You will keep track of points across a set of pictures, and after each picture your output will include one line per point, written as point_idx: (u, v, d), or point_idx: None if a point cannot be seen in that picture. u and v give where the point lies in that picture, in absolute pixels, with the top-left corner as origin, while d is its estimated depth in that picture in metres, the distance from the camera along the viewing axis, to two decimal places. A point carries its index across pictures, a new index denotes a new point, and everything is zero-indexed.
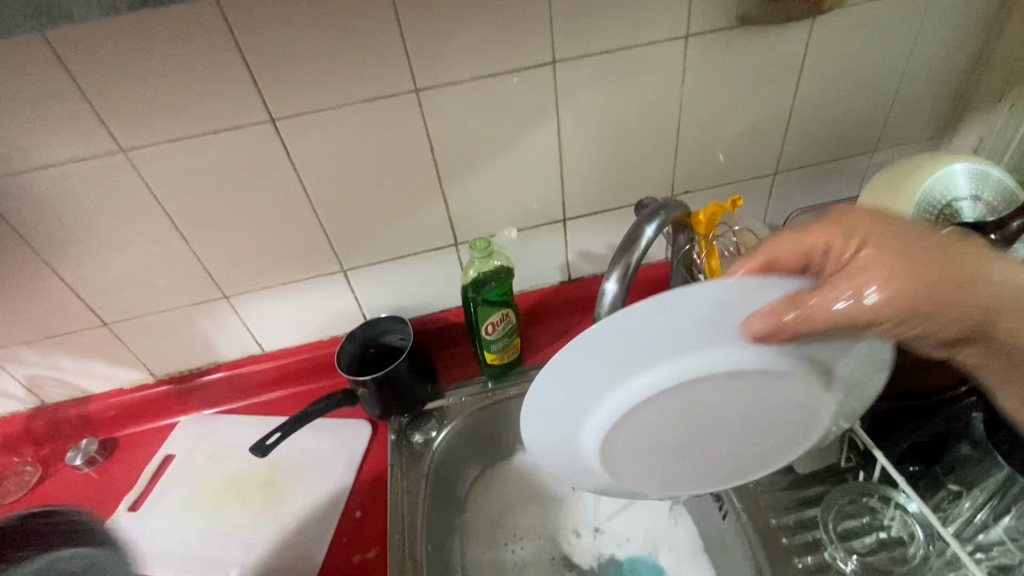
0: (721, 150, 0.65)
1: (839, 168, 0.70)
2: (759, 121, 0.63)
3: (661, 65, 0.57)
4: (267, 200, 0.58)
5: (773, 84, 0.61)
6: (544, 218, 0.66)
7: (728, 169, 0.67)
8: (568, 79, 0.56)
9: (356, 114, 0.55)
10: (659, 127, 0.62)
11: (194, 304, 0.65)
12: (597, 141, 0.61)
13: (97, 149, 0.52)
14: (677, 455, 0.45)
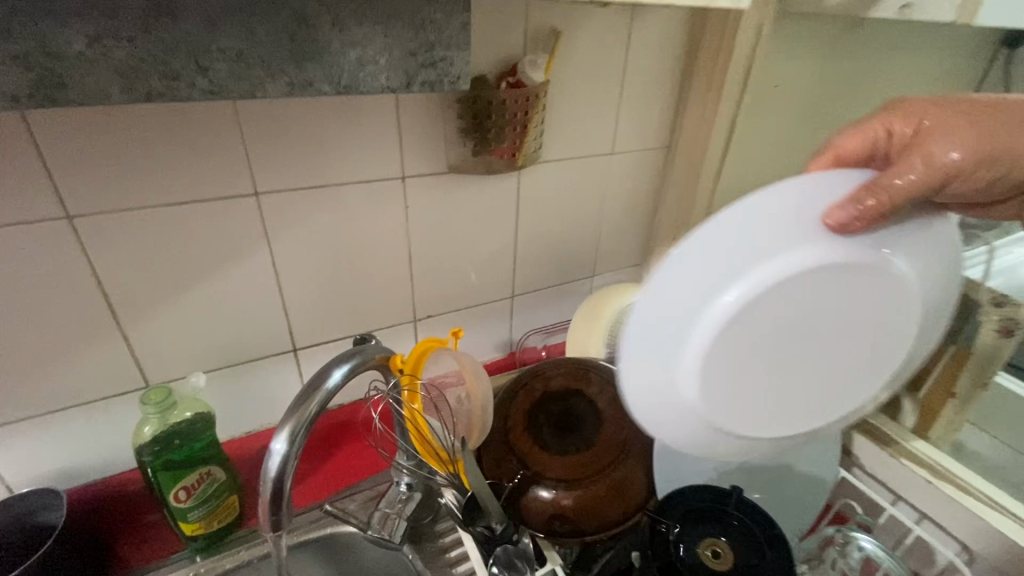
0: (502, 270, 0.89)
1: (572, 289, 0.99)
2: (532, 249, 0.89)
3: (451, 197, 0.77)
4: (178, 270, 0.64)
5: (528, 225, 0.87)
6: (343, 291, 0.76)
7: (507, 286, 0.91)
8: (409, 199, 0.74)
9: (269, 204, 0.66)
10: (457, 247, 0.82)
11: (91, 374, 0.65)
12: (439, 255, 0.81)
13: (3, 221, 0.55)
14: (766, 374, 0.45)
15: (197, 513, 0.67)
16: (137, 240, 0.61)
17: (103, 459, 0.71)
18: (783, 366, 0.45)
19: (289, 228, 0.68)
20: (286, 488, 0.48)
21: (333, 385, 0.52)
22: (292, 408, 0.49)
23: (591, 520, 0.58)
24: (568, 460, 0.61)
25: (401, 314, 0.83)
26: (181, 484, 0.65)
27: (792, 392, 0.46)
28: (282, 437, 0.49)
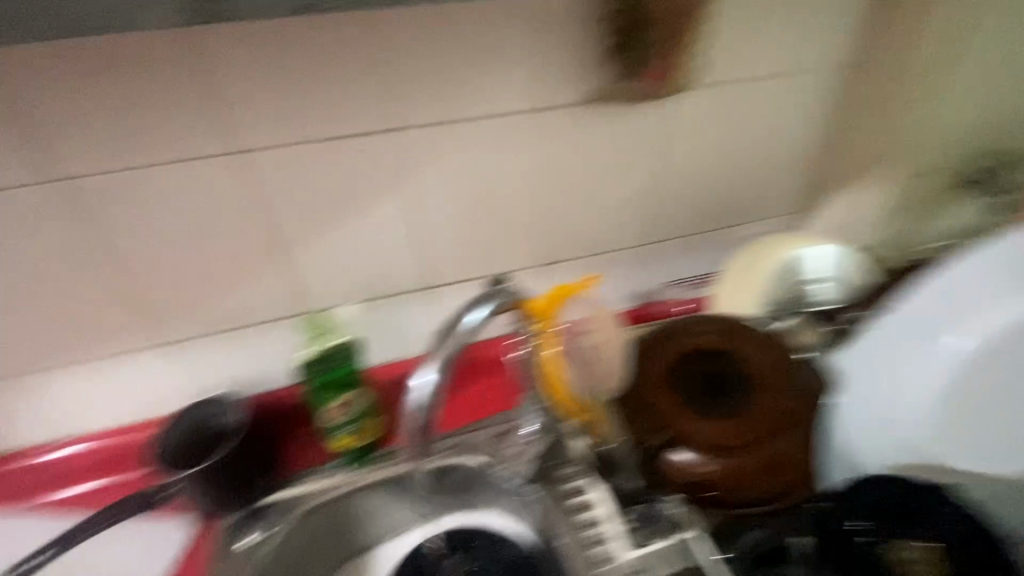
0: (643, 215, 0.80)
1: (722, 240, 0.87)
2: (677, 190, 0.80)
3: (590, 130, 0.71)
4: (326, 203, 0.67)
5: (674, 162, 0.77)
6: (475, 233, 0.75)
7: (647, 233, 0.82)
8: (546, 133, 0.70)
9: (409, 138, 0.65)
10: (594, 187, 0.76)
11: (257, 301, 0.72)
12: (576, 195, 0.76)
13: (183, 154, 0.60)
14: (959, 386, 0.64)
15: (347, 430, 0.74)
16: (293, 172, 0.64)
17: (266, 376, 0.79)
18: (977, 384, 0.63)
19: (427, 162, 0.68)
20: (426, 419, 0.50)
21: (470, 327, 0.51)
22: (432, 346, 0.51)
23: (737, 491, 0.54)
24: (716, 426, 0.55)
25: (532, 259, 0.79)
26: (333, 403, 0.71)
27: (989, 408, 0.62)
28: (423, 372, 0.51)
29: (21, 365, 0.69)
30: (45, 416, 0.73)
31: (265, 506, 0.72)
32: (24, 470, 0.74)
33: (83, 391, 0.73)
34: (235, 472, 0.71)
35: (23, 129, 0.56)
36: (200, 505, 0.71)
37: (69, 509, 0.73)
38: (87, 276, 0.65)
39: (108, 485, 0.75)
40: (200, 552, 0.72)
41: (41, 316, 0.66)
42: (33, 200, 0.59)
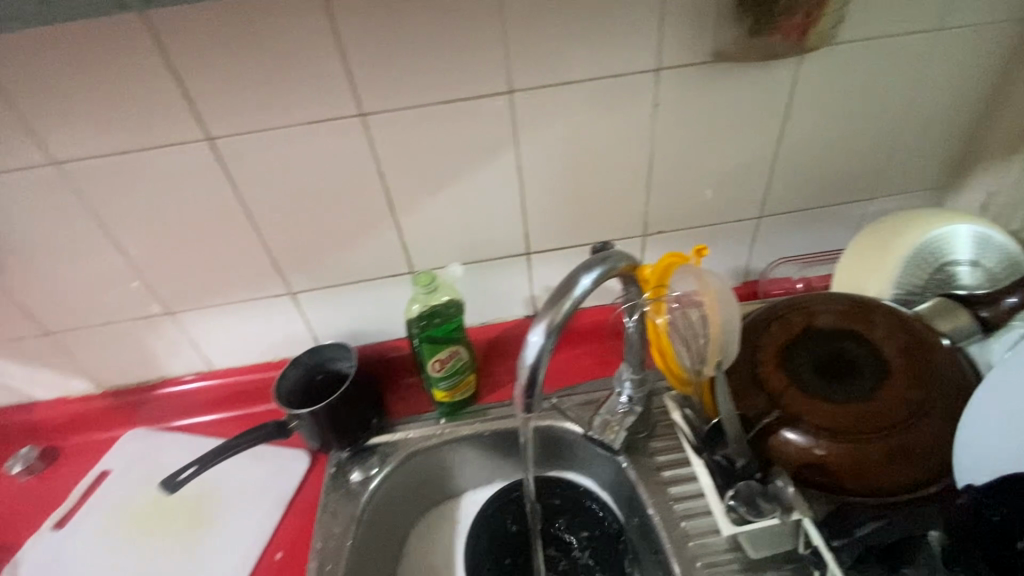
0: (750, 184, 0.78)
1: (833, 213, 0.82)
2: (791, 158, 0.76)
3: (705, 93, 0.68)
4: (438, 167, 0.70)
5: (793, 128, 0.73)
6: (579, 199, 0.75)
7: (753, 203, 0.80)
8: (659, 96, 0.68)
9: (523, 101, 0.66)
10: (702, 154, 0.74)
11: (370, 258, 0.77)
12: (681, 161, 0.74)
13: (309, 118, 0.64)
14: None
15: (447, 383, 0.78)
16: (411, 133, 0.67)
17: (374, 328, 0.86)
18: None
19: (537, 125, 0.68)
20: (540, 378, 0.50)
21: (586, 289, 0.51)
22: (546, 305, 0.50)
23: (855, 479, 0.51)
24: (834, 408, 0.52)
25: (631, 226, 0.79)
26: (437, 356, 0.75)
27: None
28: (537, 331, 0.50)
29: (170, 305, 0.78)
30: (187, 350, 0.83)
31: (373, 448, 0.80)
32: (176, 393, 0.86)
33: (219, 331, 0.82)
34: (347, 412, 0.77)
35: (172, 90, 0.60)
36: (310, 441, 0.78)
37: (215, 431, 0.85)
38: (229, 228, 0.71)
39: (251, 413, 0.87)
40: (315, 479, 0.78)
41: (187, 263, 0.74)
42: (180, 157, 0.64)
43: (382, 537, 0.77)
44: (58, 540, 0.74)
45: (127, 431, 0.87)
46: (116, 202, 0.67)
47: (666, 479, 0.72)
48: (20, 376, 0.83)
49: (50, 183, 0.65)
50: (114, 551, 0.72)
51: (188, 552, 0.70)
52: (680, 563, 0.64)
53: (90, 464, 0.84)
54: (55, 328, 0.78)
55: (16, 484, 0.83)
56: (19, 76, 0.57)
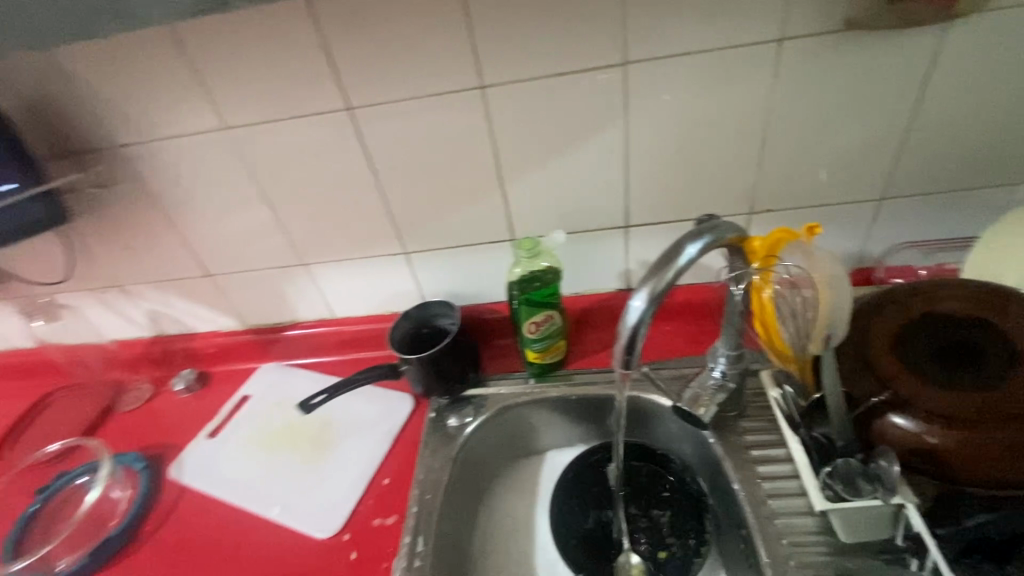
0: (874, 163, 0.73)
1: (970, 197, 0.75)
2: (924, 135, 0.71)
3: (832, 64, 0.66)
4: (547, 137, 0.73)
5: (931, 102, 0.68)
6: (683, 173, 0.76)
7: (876, 184, 0.75)
8: (781, 67, 0.66)
9: (637, 73, 0.67)
10: (822, 129, 0.71)
11: (477, 223, 0.83)
12: (798, 137, 0.72)
13: (435, 89, 0.70)
14: None
15: (539, 345, 0.82)
16: (526, 104, 0.70)
17: (475, 290, 0.93)
18: None
19: (649, 97, 0.69)
20: (641, 342, 0.51)
21: (690, 258, 0.51)
22: (650, 271, 0.51)
23: (970, 471, 0.49)
24: (951, 394, 0.50)
25: (736, 202, 0.78)
26: (533, 319, 0.79)
27: None
28: (640, 296, 0.51)
29: (305, 256, 0.89)
30: (315, 297, 0.95)
31: (470, 398, 0.88)
32: (304, 335, 0.99)
33: (342, 283, 0.93)
34: (450, 364, 0.84)
35: (323, 63, 0.68)
36: (415, 385, 0.86)
37: (337, 369, 0.98)
38: (357, 190, 0.80)
39: (365, 356, 1.00)
40: (418, 418, 0.87)
41: (322, 219, 0.84)
42: (324, 123, 0.73)
43: (473, 479, 0.84)
44: (210, 446, 0.88)
45: (262, 364, 1.02)
46: (269, 163, 0.78)
47: (754, 458, 0.72)
48: (183, 309, 0.99)
49: (220, 144, 0.76)
50: (255, 459, 0.85)
51: (313, 465, 0.82)
52: (764, 540, 0.65)
53: (234, 389, 0.99)
54: (213, 270, 0.92)
55: (177, 399, 0.99)
56: (205, 51, 0.67)
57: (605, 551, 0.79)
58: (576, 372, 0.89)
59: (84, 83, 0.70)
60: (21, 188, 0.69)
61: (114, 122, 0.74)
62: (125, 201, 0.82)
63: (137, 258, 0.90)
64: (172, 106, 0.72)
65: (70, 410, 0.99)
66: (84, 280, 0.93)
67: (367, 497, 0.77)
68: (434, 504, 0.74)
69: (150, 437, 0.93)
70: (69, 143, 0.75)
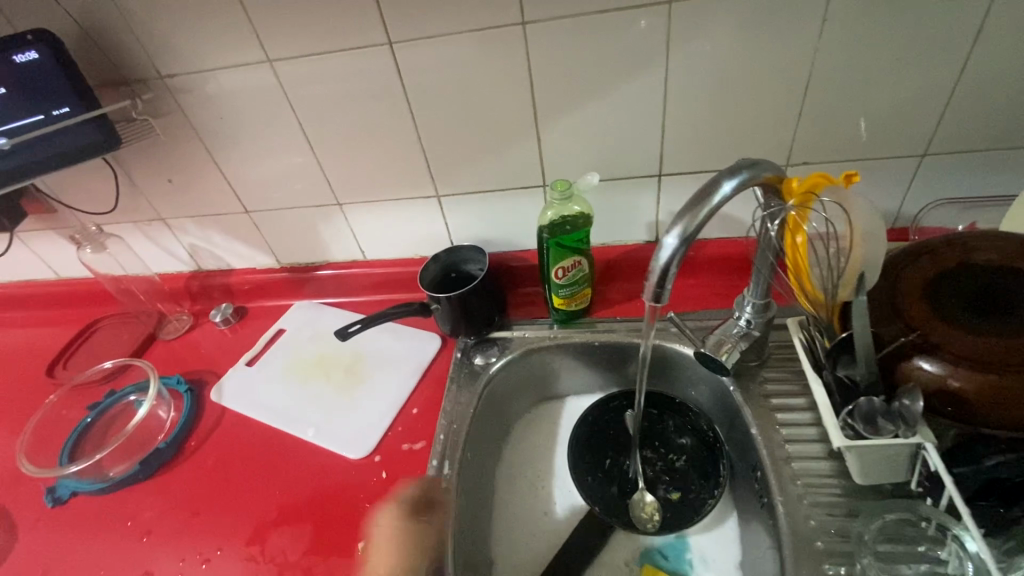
0: (920, 117, 0.72)
1: (1017, 157, 0.74)
2: (975, 89, 0.69)
3: (884, 7, 0.64)
4: (584, 80, 0.73)
5: (985, 53, 0.66)
6: (720, 122, 0.75)
7: (918, 140, 0.74)
8: (829, 10, 0.64)
9: (680, 12, 0.66)
10: (869, 80, 0.69)
11: (510, 167, 0.84)
12: (842, 86, 0.70)
13: (474, 26, 0.70)
14: None
15: (566, 291, 0.84)
16: (566, 44, 0.70)
17: (503, 237, 0.94)
18: None
19: (691, 40, 0.68)
20: (673, 278, 0.52)
21: (725, 196, 0.51)
22: (685, 208, 0.51)
23: (993, 412, 0.49)
24: (983, 341, 0.51)
25: (771, 155, 0.78)
26: (562, 264, 0.81)
27: None
28: (674, 232, 0.51)
29: (340, 196, 0.91)
30: (347, 238, 0.98)
31: (496, 339, 0.91)
32: (337, 275, 1.03)
33: (375, 225, 0.95)
34: (478, 305, 0.87)
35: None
36: (443, 325, 0.89)
37: (369, 309, 1.03)
38: (393, 129, 0.81)
39: (397, 298, 1.03)
40: (445, 357, 0.90)
41: (357, 159, 0.85)
42: (364, 59, 0.74)
43: (496, 416, 0.88)
44: (247, 372, 0.93)
45: (296, 301, 1.06)
46: (308, 99, 0.79)
47: (772, 406, 0.74)
48: (222, 246, 1.03)
49: (262, 79, 0.77)
50: (290, 387, 0.89)
51: (345, 394, 0.86)
52: (778, 479, 0.67)
53: (269, 323, 1.04)
54: (251, 207, 0.95)
55: (216, 330, 1.04)
56: None
57: (621, 490, 0.83)
58: (601, 320, 0.91)
59: (133, 10, 0.72)
60: (73, 112, 0.71)
61: (161, 52, 0.75)
62: (170, 133, 0.84)
63: (180, 192, 0.94)
64: (217, 37, 0.74)
65: (117, 337, 1.05)
66: (131, 212, 0.98)
67: (398, 425, 0.81)
68: (461, 433, 0.78)
69: (192, 364, 0.99)
70: (119, 72, 0.78)
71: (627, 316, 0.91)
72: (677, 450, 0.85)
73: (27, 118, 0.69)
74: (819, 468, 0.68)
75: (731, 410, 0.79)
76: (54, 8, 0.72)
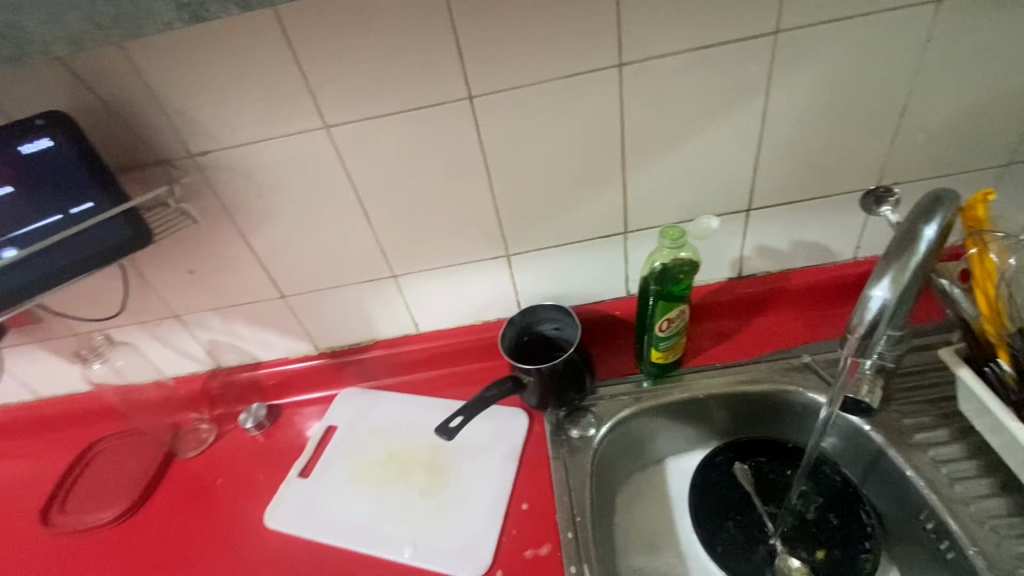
0: (1008, 128, 0.71)
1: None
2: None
3: (984, 25, 0.63)
4: (677, 119, 0.68)
5: None
6: (814, 150, 0.72)
7: (1005, 150, 0.73)
8: (932, 31, 0.63)
9: (783, 43, 0.63)
10: (964, 95, 0.68)
11: (591, 218, 0.77)
12: (937, 105, 0.69)
13: (565, 72, 0.63)
14: None
15: (667, 342, 0.77)
16: (663, 83, 0.65)
17: (577, 292, 0.87)
18: None
19: (791, 70, 0.65)
20: (884, 335, 0.47)
21: (930, 241, 0.46)
22: (888, 258, 0.47)
23: None
24: None
25: (864, 177, 0.75)
26: (668, 315, 0.73)
27: None
28: (880, 286, 0.47)
29: (395, 267, 0.81)
30: (401, 313, 0.87)
31: (589, 406, 0.81)
32: (387, 355, 0.90)
33: (433, 294, 0.85)
34: (571, 372, 0.77)
35: (446, 48, 0.61)
36: (530, 398, 0.79)
37: (426, 389, 0.90)
38: (463, 189, 0.73)
39: (458, 371, 0.91)
40: (537, 435, 0.80)
41: (419, 225, 0.76)
42: (438, 117, 0.66)
43: (603, 494, 0.78)
44: (305, 488, 0.79)
45: (339, 390, 0.92)
46: (369, 166, 0.70)
47: (918, 441, 0.69)
48: (248, 337, 0.89)
49: (316, 148, 0.68)
50: (364, 497, 0.76)
51: (435, 498, 0.74)
52: (962, 525, 0.62)
53: (312, 420, 0.90)
54: (288, 291, 0.83)
55: (247, 437, 0.89)
56: (313, 41, 0.59)
57: (759, 557, 0.74)
58: (704, 367, 0.84)
59: (169, 83, 0.61)
60: (97, 208, 0.59)
61: (195, 127, 0.65)
62: (200, 219, 0.73)
63: (203, 283, 0.80)
64: (266, 107, 0.64)
65: (125, 461, 0.87)
66: (140, 311, 0.83)
67: (509, 527, 0.70)
68: (589, 526, 0.67)
69: (228, 482, 0.83)
70: (145, 154, 0.66)
71: (724, 361, 0.84)
72: (804, 501, 0.77)
73: (42, 221, 0.57)
74: (999, 508, 0.62)
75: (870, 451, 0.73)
76: (65, 89, 0.61)
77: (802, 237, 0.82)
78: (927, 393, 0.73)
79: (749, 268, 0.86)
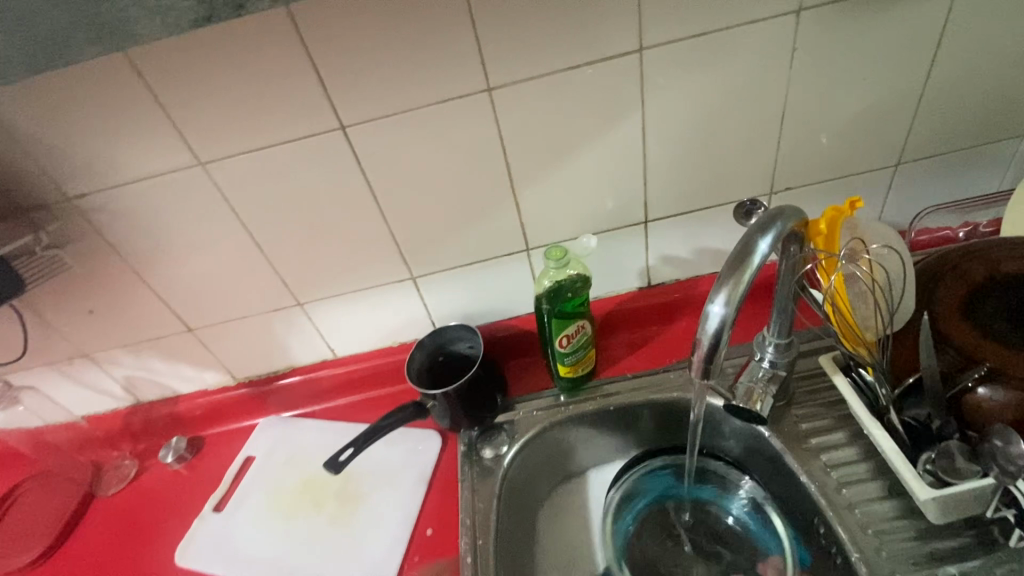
0: (891, 130, 0.72)
1: (985, 152, 0.76)
2: (938, 97, 0.70)
3: (848, 31, 0.64)
4: (558, 137, 0.69)
5: (943, 63, 0.67)
6: (703, 160, 0.73)
7: (892, 151, 0.74)
8: (797, 40, 0.64)
9: (651, 59, 0.64)
10: (840, 101, 0.69)
11: (491, 237, 0.77)
12: (817, 110, 0.70)
13: (435, 98, 0.63)
14: None
15: (572, 358, 0.77)
16: (538, 103, 0.65)
17: (489, 309, 0.86)
18: None
19: (664, 84, 0.66)
20: (727, 351, 0.47)
21: (762, 255, 0.47)
22: (725, 276, 0.47)
23: None
24: None
25: (758, 184, 0.76)
26: (566, 331, 0.74)
27: None
28: (719, 300, 0.47)
29: (301, 296, 0.80)
30: (314, 339, 0.86)
31: (501, 425, 0.81)
32: (305, 381, 0.89)
33: (343, 320, 0.84)
34: (477, 393, 0.77)
35: (309, 79, 0.61)
36: (441, 421, 0.79)
37: (346, 414, 0.89)
38: (355, 216, 0.73)
39: (378, 394, 0.90)
40: (450, 456, 0.80)
41: (317, 253, 0.76)
42: (316, 148, 0.66)
43: (519, 512, 0.77)
44: (218, 523, 0.78)
45: (260, 419, 0.91)
46: (255, 198, 0.69)
47: (814, 447, 0.70)
48: (163, 371, 0.88)
49: (196, 184, 0.67)
50: (273, 529, 0.76)
51: (343, 528, 0.74)
52: (848, 532, 0.62)
53: (231, 451, 0.89)
54: (194, 324, 0.82)
55: (168, 471, 0.88)
56: (172, 79, 0.59)
57: None
58: (617, 378, 0.83)
59: (34, 129, 0.61)
60: None
61: (69, 171, 0.64)
62: (89, 260, 0.72)
63: (106, 321, 0.80)
64: (136, 146, 0.63)
65: (42, 503, 0.86)
66: (45, 352, 0.82)
67: (412, 554, 0.70)
68: (489, 551, 0.68)
69: (144, 519, 0.83)
70: (21, 199, 0.66)
71: (637, 371, 0.84)
72: None
73: None
74: (886, 513, 0.63)
75: (773, 457, 0.73)
76: None
77: (706, 244, 0.82)
78: (826, 397, 0.74)
79: (660, 276, 0.86)
